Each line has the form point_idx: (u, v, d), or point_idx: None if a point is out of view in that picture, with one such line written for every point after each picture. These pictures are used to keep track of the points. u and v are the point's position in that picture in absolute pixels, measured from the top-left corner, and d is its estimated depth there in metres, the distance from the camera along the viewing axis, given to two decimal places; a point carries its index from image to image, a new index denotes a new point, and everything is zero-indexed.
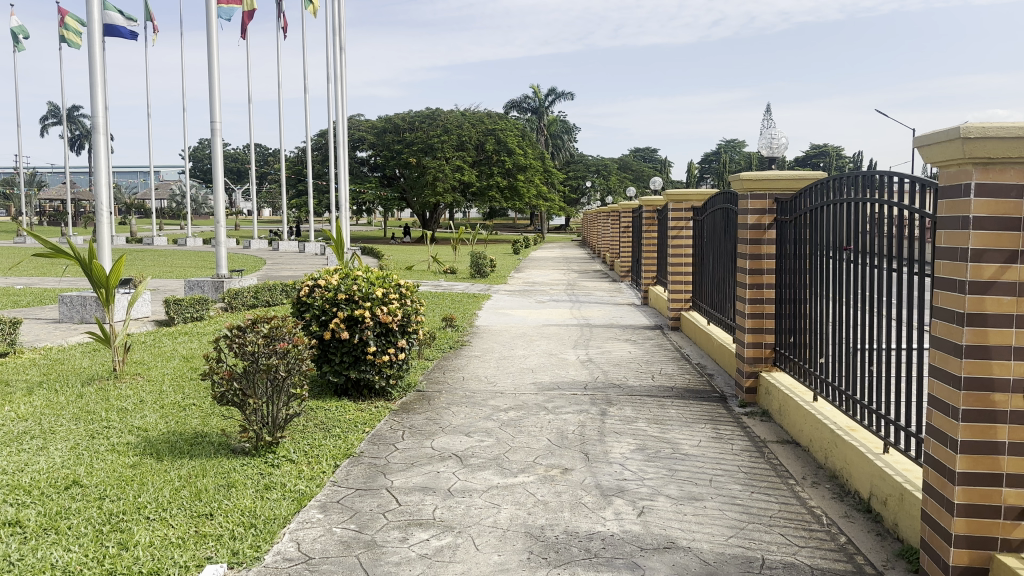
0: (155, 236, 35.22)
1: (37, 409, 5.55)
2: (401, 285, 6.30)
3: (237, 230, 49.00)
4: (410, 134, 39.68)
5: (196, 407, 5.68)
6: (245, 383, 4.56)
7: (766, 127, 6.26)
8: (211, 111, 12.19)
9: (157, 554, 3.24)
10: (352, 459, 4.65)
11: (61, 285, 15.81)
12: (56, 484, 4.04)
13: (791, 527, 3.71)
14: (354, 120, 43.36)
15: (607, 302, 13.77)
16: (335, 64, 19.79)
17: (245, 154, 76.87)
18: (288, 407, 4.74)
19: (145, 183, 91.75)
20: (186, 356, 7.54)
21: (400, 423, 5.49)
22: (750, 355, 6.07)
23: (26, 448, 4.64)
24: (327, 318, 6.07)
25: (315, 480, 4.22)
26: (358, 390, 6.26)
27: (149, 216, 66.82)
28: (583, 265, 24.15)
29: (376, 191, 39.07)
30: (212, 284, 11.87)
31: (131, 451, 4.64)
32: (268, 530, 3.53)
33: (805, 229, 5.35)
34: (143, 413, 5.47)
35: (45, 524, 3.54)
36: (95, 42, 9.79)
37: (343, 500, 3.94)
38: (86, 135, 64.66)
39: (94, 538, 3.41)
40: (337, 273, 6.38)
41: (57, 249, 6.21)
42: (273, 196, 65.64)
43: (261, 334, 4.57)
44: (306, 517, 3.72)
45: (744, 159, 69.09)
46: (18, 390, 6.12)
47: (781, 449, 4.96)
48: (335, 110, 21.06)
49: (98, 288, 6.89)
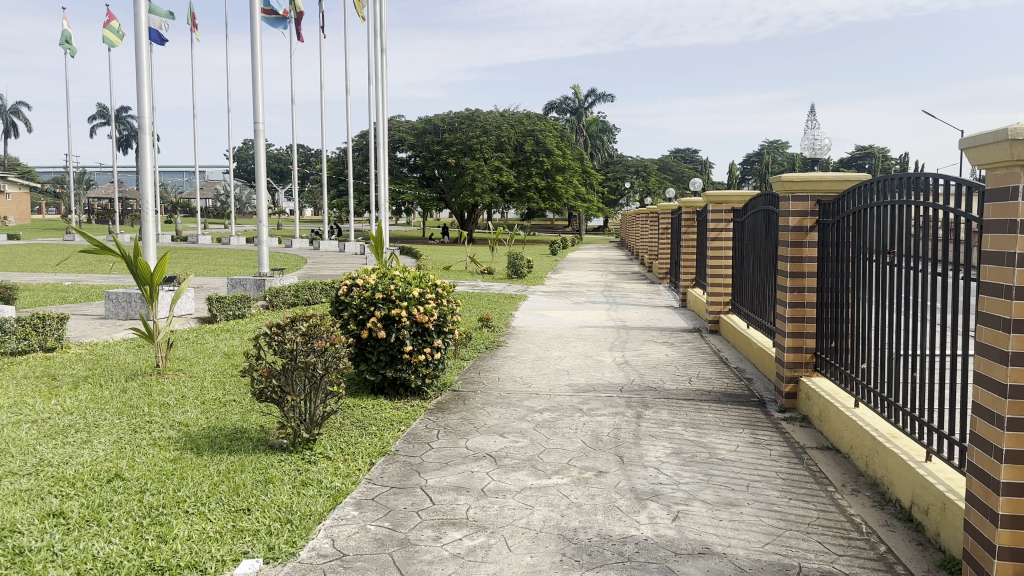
0: (200, 235, 35.95)
1: (81, 403, 5.70)
2: (438, 285, 6.33)
3: (279, 230, 49.76)
4: (449, 136, 39.92)
5: (236, 403, 5.79)
6: (283, 379, 4.63)
7: (809, 127, 6.15)
8: (255, 112, 12.38)
9: (195, 548, 3.30)
10: (387, 457, 4.69)
11: (108, 283, 16.24)
12: (98, 477, 4.15)
13: (829, 535, 3.64)
14: (395, 121, 43.74)
15: (644, 304, 13.68)
16: (377, 66, 19.97)
17: (288, 155, 78.14)
18: (324, 404, 4.80)
19: (190, 183, 93.85)
20: (227, 354, 7.68)
21: (435, 422, 5.52)
22: (790, 360, 5.96)
23: (71, 441, 4.78)
24: (365, 317, 6.12)
25: (351, 477, 4.27)
26: (394, 388, 6.31)
27: (194, 216, 68.29)
28: (621, 266, 24.06)
29: (415, 192, 39.36)
30: (254, 282, 12.08)
31: (173, 445, 4.75)
32: (304, 526, 3.58)
33: (848, 232, 5.25)
34: (184, 408, 5.60)
35: (88, 516, 3.64)
36: (142, 44, 10.01)
37: (377, 498, 3.97)
38: (134, 135, 66.32)
39: (134, 531, 3.49)
40: (375, 272, 6.43)
41: (103, 247, 6.35)
42: (315, 196, 66.53)
43: (299, 332, 4.66)
44: (341, 514, 3.76)
45: (786, 162, 68.06)
46: (64, 385, 6.30)
47: (820, 455, 4.87)
48: (376, 111, 21.24)
49: (142, 284, 7.03)
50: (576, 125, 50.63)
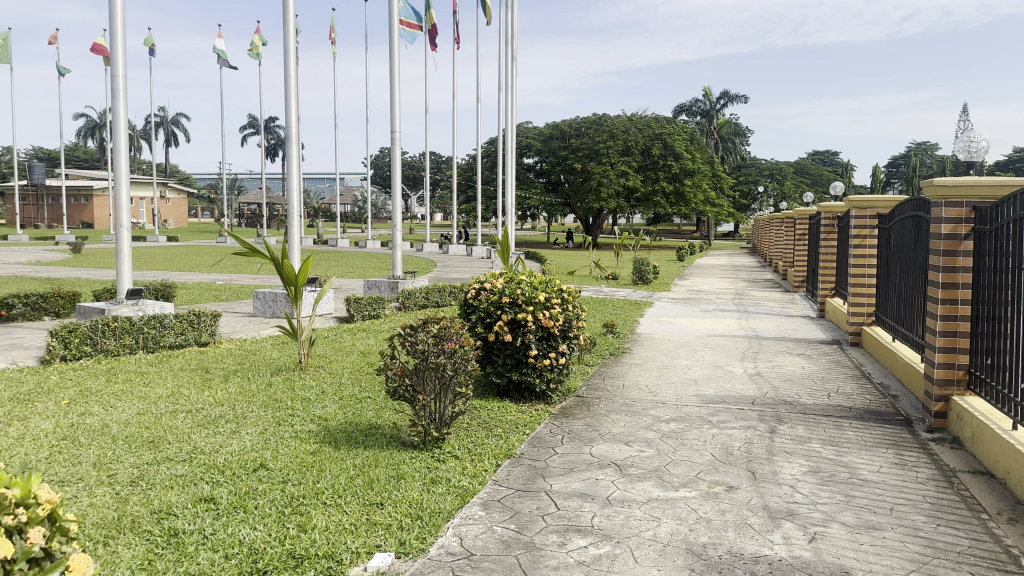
0: (338, 238, 37.90)
1: (231, 395, 6.13)
2: (564, 290, 6.34)
3: (410, 234, 51.63)
4: (576, 140, 39.96)
5: (371, 400, 6.04)
6: (416, 379, 4.78)
7: (964, 128, 5.69)
8: (391, 121, 12.88)
9: (331, 539, 3.47)
10: (512, 459, 4.75)
11: (256, 282, 17.41)
12: (246, 466, 4.44)
13: (985, 568, 3.33)
14: (523, 127, 44.31)
15: (777, 313, 13.08)
16: (506, 73, 20.31)
17: (420, 162, 80.94)
18: (453, 404, 4.91)
19: (330, 188, 99.21)
20: (363, 352, 8.04)
21: (559, 427, 5.53)
22: (941, 376, 5.51)
23: (222, 431, 5.15)
24: (492, 320, 6.22)
25: (478, 477, 4.35)
26: (520, 391, 6.38)
27: (333, 220, 72.10)
28: (752, 273, 23.19)
29: (541, 197, 39.70)
30: (387, 284, 12.58)
31: (312, 438, 5.01)
32: (433, 523, 3.68)
33: (1009, 239, 4.79)
34: (323, 403, 5.91)
35: (235, 502, 3.90)
36: (290, 59, 10.63)
37: (503, 500, 4.02)
38: (281, 144, 70.89)
39: (277, 519, 3.70)
40: (502, 276, 6.51)
41: (252, 249, 6.80)
42: (444, 201, 68.53)
43: (430, 334, 4.81)
44: (468, 513, 3.84)
45: (938, 163, 63.24)
46: (217, 377, 6.81)
47: (973, 480, 4.47)
48: (504, 118, 21.59)
49: (287, 284, 7.47)
50: (706, 128, 49.33)
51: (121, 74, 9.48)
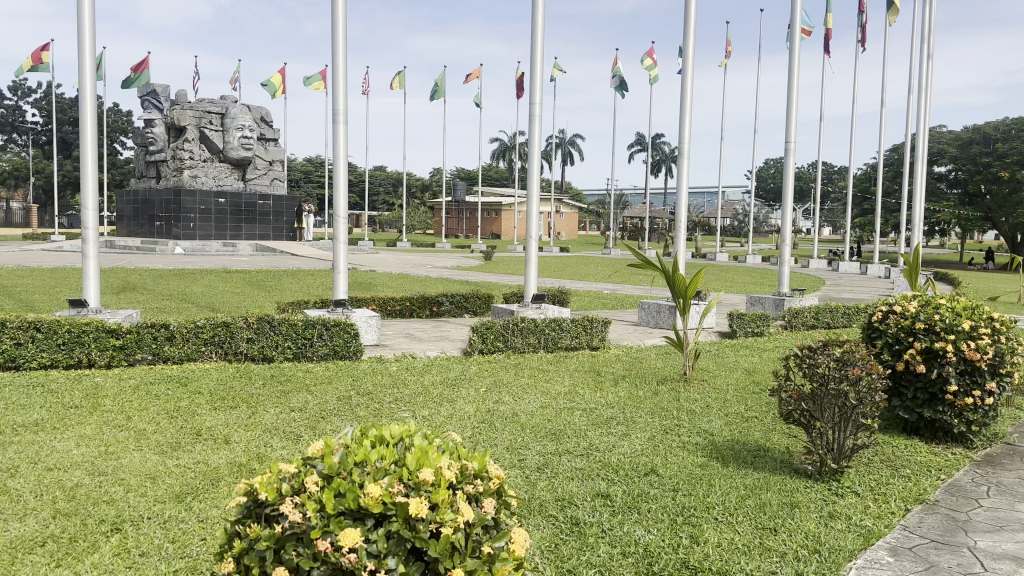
0: (718, 252, 37.63)
1: (622, 399, 6.44)
2: (997, 319, 5.39)
3: (794, 251, 48.98)
4: (1007, 144, 33.90)
5: (759, 420, 5.84)
6: (814, 405, 4.52)
7: None
8: (786, 132, 12.32)
9: (724, 555, 3.43)
10: (926, 506, 4.18)
11: (640, 293, 18.13)
12: (638, 469, 4.62)
13: None
14: (935, 132, 39.07)
15: None
16: (921, 73, 18.08)
17: (809, 174, 76.30)
18: (855, 435, 4.51)
19: (712, 203, 98.97)
20: (750, 371, 7.80)
21: (986, 478, 4.72)
22: None
23: (615, 431, 5.43)
24: (902, 347, 5.55)
25: (884, 519, 3.93)
26: (932, 431, 5.62)
27: (713, 235, 71.78)
28: None
29: (955, 211, 34.52)
30: (772, 301, 12.09)
31: (700, 451, 5.02)
32: (833, 560, 3.42)
33: None
34: (709, 417, 5.88)
35: (630, 502, 4.08)
36: (688, 72, 10.57)
37: (916, 549, 3.56)
38: (665, 160, 72.80)
39: (670, 525, 3.79)
40: (916, 299, 5.75)
41: (647, 260, 6.95)
42: (833, 216, 63.62)
43: (833, 358, 4.48)
44: (874, 556, 3.48)
45: None
46: (608, 380, 7.21)
47: None
48: (915, 123, 19.25)
49: (677, 296, 7.50)
50: None
51: (539, 96, 9.29)
